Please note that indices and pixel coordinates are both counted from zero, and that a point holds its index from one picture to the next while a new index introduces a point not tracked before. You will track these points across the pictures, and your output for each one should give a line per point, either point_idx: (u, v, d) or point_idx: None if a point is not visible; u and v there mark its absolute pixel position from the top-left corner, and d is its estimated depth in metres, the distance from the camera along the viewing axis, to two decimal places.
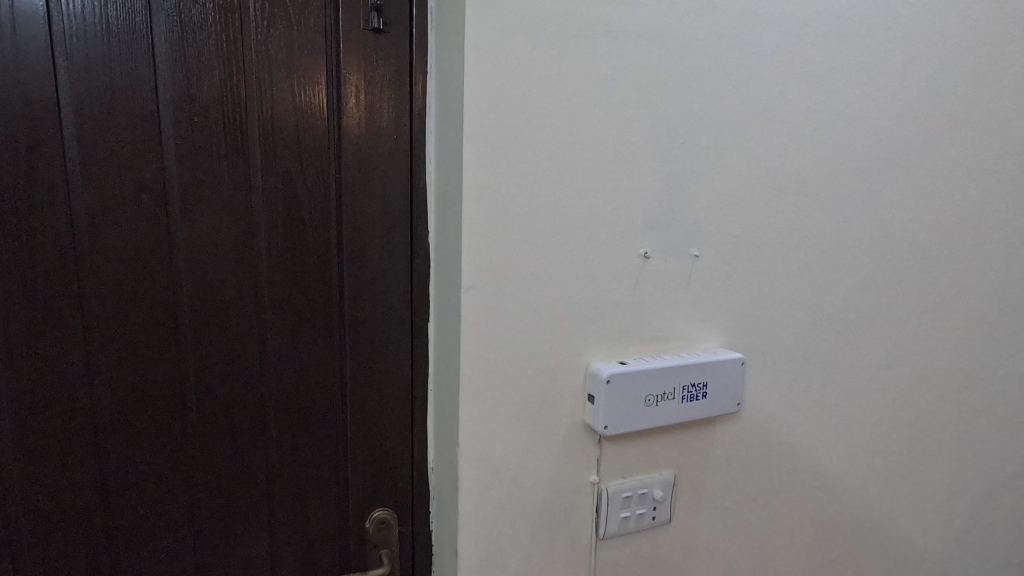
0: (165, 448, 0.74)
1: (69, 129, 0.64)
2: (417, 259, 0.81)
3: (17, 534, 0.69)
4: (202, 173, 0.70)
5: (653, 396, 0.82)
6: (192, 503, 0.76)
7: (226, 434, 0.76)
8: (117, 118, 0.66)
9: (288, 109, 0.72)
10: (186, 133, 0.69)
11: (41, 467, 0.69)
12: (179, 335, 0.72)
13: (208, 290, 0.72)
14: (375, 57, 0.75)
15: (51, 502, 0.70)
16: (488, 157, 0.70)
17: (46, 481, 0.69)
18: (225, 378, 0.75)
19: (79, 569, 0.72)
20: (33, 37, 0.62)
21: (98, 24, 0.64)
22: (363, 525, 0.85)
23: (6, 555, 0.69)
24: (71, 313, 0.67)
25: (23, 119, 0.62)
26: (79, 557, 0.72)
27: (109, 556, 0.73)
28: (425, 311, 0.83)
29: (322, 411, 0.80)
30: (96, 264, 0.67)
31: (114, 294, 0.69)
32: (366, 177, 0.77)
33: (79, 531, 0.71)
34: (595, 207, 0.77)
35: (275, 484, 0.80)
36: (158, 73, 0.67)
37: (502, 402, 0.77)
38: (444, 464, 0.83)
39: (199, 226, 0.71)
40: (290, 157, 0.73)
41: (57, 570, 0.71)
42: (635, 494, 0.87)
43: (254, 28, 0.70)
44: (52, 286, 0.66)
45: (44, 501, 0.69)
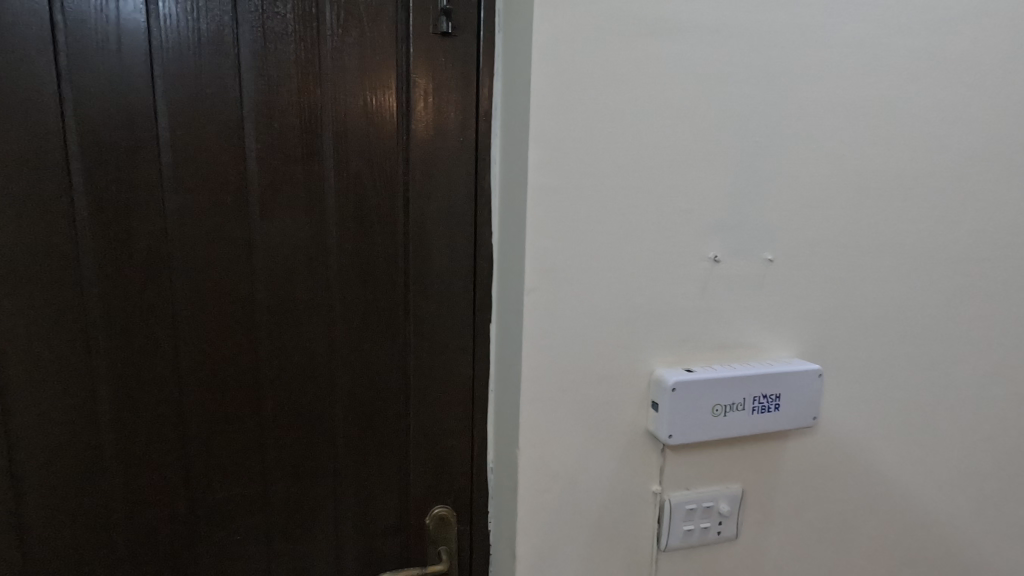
0: (241, 435, 0.78)
1: (163, 136, 0.69)
2: (480, 260, 0.81)
3: (113, 507, 0.75)
4: (279, 175, 0.73)
5: (721, 406, 0.78)
6: (264, 491, 0.80)
7: (296, 425, 0.80)
8: (205, 123, 0.70)
9: (358, 113, 0.75)
10: (265, 138, 0.72)
11: (134, 446, 0.74)
12: (255, 330, 0.76)
13: (282, 286, 0.76)
14: (444, 61, 0.76)
15: (141, 479, 0.75)
16: (553, 157, 0.69)
17: (138, 459, 0.75)
18: (297, 371, 0.78)
19: (164, 544, 0.78)
20: (135, 50, 0.67)
21: (191, 36, 0.68)
22: (423, 521, 0.86)
23: (102, 526, 0.75)
24: (163, 305, 0.72)
25: (125, 126, 0.68)
26: (164, 533, 0.77)
27: (189, 533, 0.78)
28: (487, 312, 0.83)
29: (386, 407, 0.82)
30: (184, 260, 0.72)
31: (199, 290, 0.73)
32: (431, 179, 0.78)
33: (165, 507, 0.77)
34: (663, 209, 0.74)
35: (339, 477, 0.82)
36: (243, 81, 0.71)
37: (563, 405, 0.76)
38: (502, 465, 0.83)
39: (275, 225, 0.74)
40: (360, 159, 0.76)
41: (145, 543, 0.77)
42: (700, 507, 0.84)
43: (329, 36, 0.72)
44: (146, 279, 0.71)
45: (136, 477, 0.75)
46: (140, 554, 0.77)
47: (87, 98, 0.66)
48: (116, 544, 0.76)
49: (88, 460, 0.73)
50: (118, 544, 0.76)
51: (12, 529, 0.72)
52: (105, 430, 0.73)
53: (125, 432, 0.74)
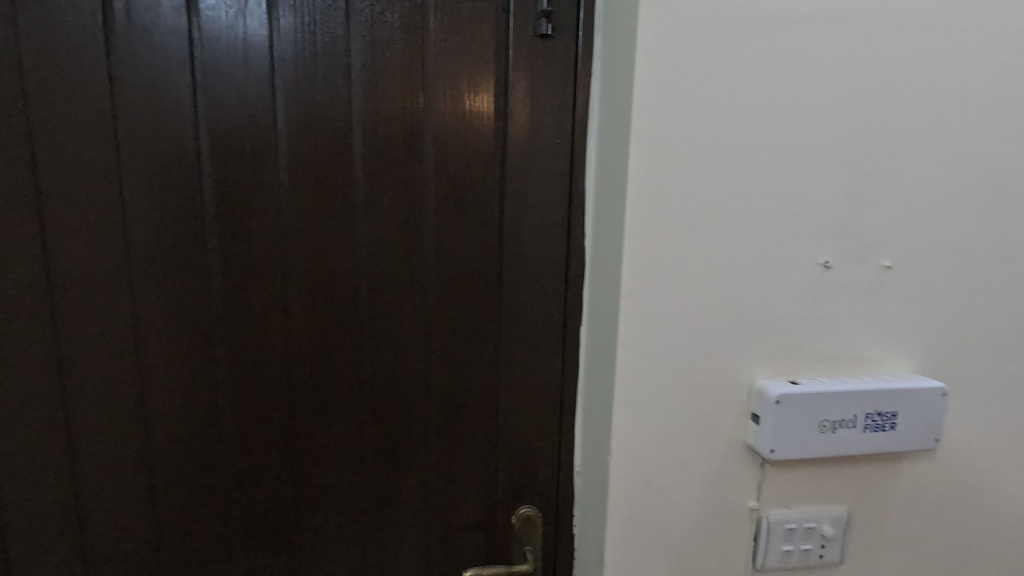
0: (342, 424, 0.81)
1: (281, 142, 0.74)
2: (573, 262, 0.81)
3: (226, 486, 0.80)
4: (383, 177, 0.76)
5: (830, 422, 0.73)
6: (361, 480, 0.82)
7: (393, 418, 0.82)
8: (318, 129, 0.74)
9: (459, 116, 0.77)
10: (372, 142, 0.76)
11: (247, 430, 0.79)
12: (358, 326, 0.79)
13: (383, 284, 0.78)
14: (543, 62, 0.76)
15: (253, 462, 0.80)
16: (656, 159, 0.68)
17: (250, 443, 0.79)
18: (395, 366, 0.81)
19: (269, 525, 0.81)
20: (259, 62, 0.72)
21: (308, 47, 0.72)
22: (510, 520, 0.87)
23: (216, 505, 0.80)
24: (277, 299, 0.77)
25: (249, 132, 0.73)
26: (269, 515, 0.81)
27: (292, 517, 0.82)
28: (578, 314, 0.83)
29: (477, 405, 0.83)
30: (296, 257, 0.77)
31: (308, 286, 0.77)
32: (527, 180, 0.78)
33: (272, 490, 0.81)
34: (770, 211, 0.71)
35: (432, 472, 0.84)
36: (353, 88, 0.74)
37: (658, 412, 0.74)
38: (591, 469, 0.82)
39: (379, 226, 0.77)
40: (459, 162, 0.77)
41: (253, 523, 0.81)
42: (801, 527, 0.79)
43: (433, 42, 0.75)
44: (263, 275, 0.76)
45: (248, 460, 0.80)
46: (248, 535, 0.81)
47: (218, 107, 0.72)
48: (228, 523, 0.80)
49: (208, 440, 0.78)
50: (229, 524, 0.80)
51: (141, 502, 0.78)
52: (223, 414, 0.78)
53: (241, 417, 0.79)
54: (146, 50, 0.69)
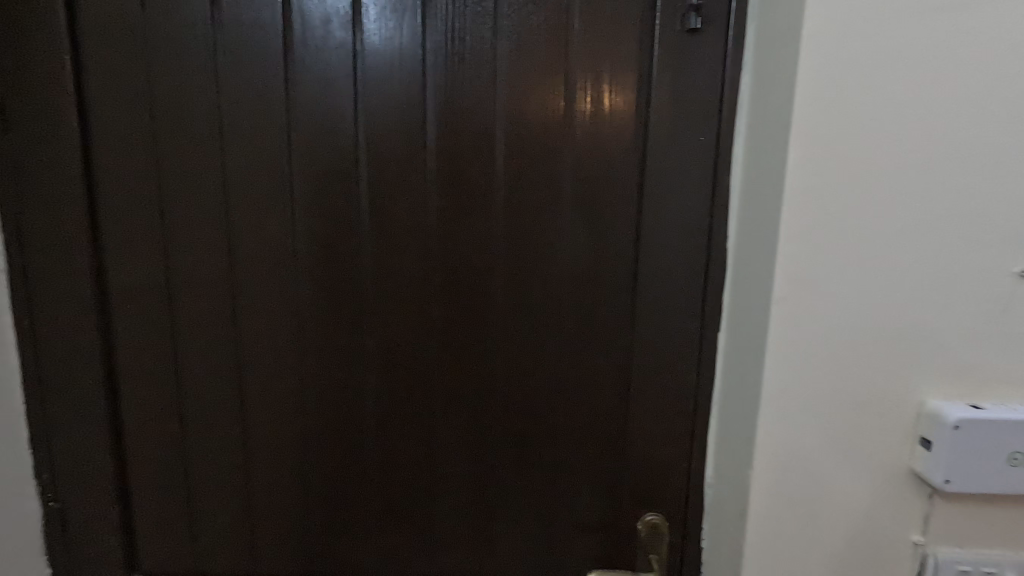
0: (475, 417, 0.83)
1: (429, 144, 0.77)
2: (713, 264, 0.78)
3: (368, 467, 0.85)
4: (523, 177, 0.78)
5: (1021, 455, 0.64)
6: (489, 473, 0.85)
7: (523, 414, 0.83)
8: (464, 131, 0.77)
9: (599, 114, 0.76)
10: (513, 143, 0.77)
11: (388, 417, 0.84)
12: (492, 322, 0.81)
13: (518, 282, 0.80)
14: (689, 57, 0.74)
15: (392, 447, 0.84)
16: (818, 155, 0.63)
17: (390, 429, 0.84)
18: (527, 364, 0.82)
19: (405, 507, 0.86)
20: (413, 69, 0.76)
21: (457, 53, 0.75)
22: (635, 526, 0.85)
23: (359, 484, 0.85)
24: (419, 294, 0.80)
25: (401, 136, 0.77)
26: (405, 498, 0.86)
27: (425, 502, 0.86)
28: (716, 319, 0.79)
29: (606, 406, 0.82)
30: (437, 254, 0.79)
31: (448, 283, 0.80)
32: (667, 179, 0.76)
33: (408, 475, 0.85)
34: (953, 212, 0.63)
35: (558, 470, 0.84)
36: (498, 91, 0.76)
37: (808, 428, 0.69)
38: (725, 482, 0.79)
39: (517, 224, 0.79)
40: (597, 161, 0.77)
41: (390, 504, 0.86)
42: (977, 571, 0.69)
43: (576, 41, 0.75)
44: (407, 271, 0.80)
45: (388, 445, 0.84)
46: (386, 514, 0.86)
47: (374, 112, 0.77)
48: (368, 501, 0.86)
49: (353, 424, 0.84)
50: (369, 502, 0.86)
51: (296, 476, 0.86)
52: (368, 400, 0.83)
53: (383, 404, 0.83)
54: (317, 62, 0.76)
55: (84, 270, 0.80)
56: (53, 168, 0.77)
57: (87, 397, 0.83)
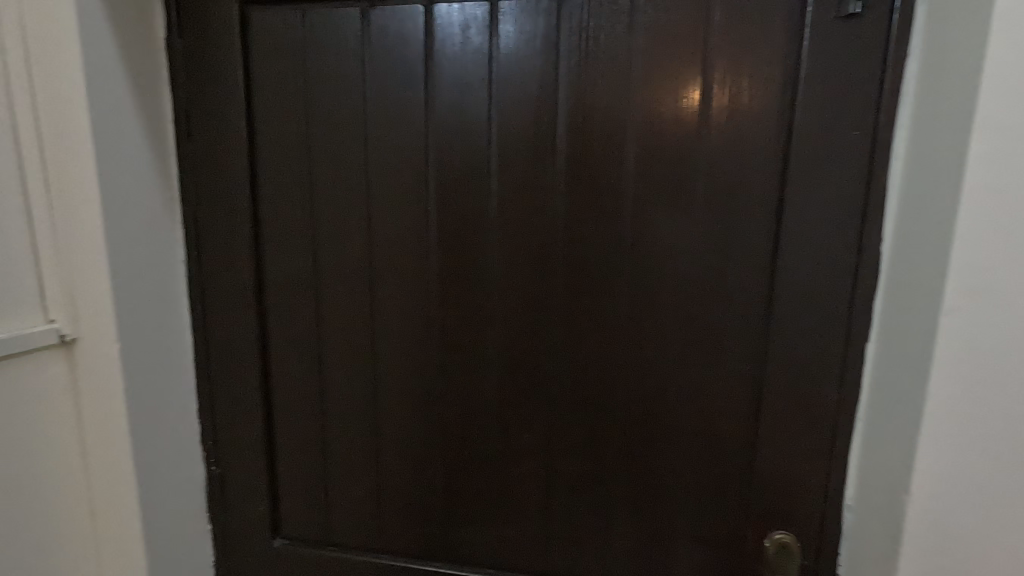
0: (593, 418, 0.83)
1: (560, 144, 0.78)
2: (864, 269, 0.72)
3: (487, 459, 0.88)
4: (654, 176, 0.76)
5: None
6: (606, 474, 0.84)
7: (642, 417, 0.82)
8: (596, 131, 0.76)
9: (739, 109, 0.73)
10: (645, 141, 0.76)
11: (507, 410, 0.86)
12: (615, 323, 0.80)
13: (644, 283, 0.78)
14: (845, 45, 0.68)
15: (510, 441, 0.86)
16: (1007, 149, 0.56)
17: (510, 423, 0.86)
18: (649, 366, 0.80)
19: (521, 501, 0.88)
20: (546, 69, 0.76)
21: (591, 52, 0.75)
22: (761, 544, 0.81)
23: (478, 474, 0.89)
24: (543, 292, 0.82)
25: (533, 137, 0.78)
26: (522, 492, 0.88)
27: (541, 497, 0.87)
28: (864, 328, 0.73)
29: (733, 415, 0.79)
30: (563, 254, 0.80)
31: (573, 282, 0.80)
32: (814, 177, 0.71)
33: (525, 469, 0.87)
34: None
35: (678, 477, 0.82)
36: (632, 89, 0.75)
37: (980, 456, 0.61)
38: (870, 506, 0.72)
39: (645, 225, 0.77)
40: (735, 159, 0.74)
41: (507, 496, 0.88)
42: None
43: (717, 35, 0.72)
44: (532, 269, 0.81)
45: (506, 439, 0.87)
46: (503, 505, 0.89)
47: (507, 114, 0.78)
48: (486, 492, 0.89)
49: (474, 416, 0.87)
50: (487, 492, 0.89)
51: (419, 461, 0.90)
52: (489, 394, 0.86)
53: (502, 399, 0.86)
54: (453, 67, 0.79)
55: (246, 261, 0.90)
56: (225, 171, 0.87)
57: (244, 374, 0.93)
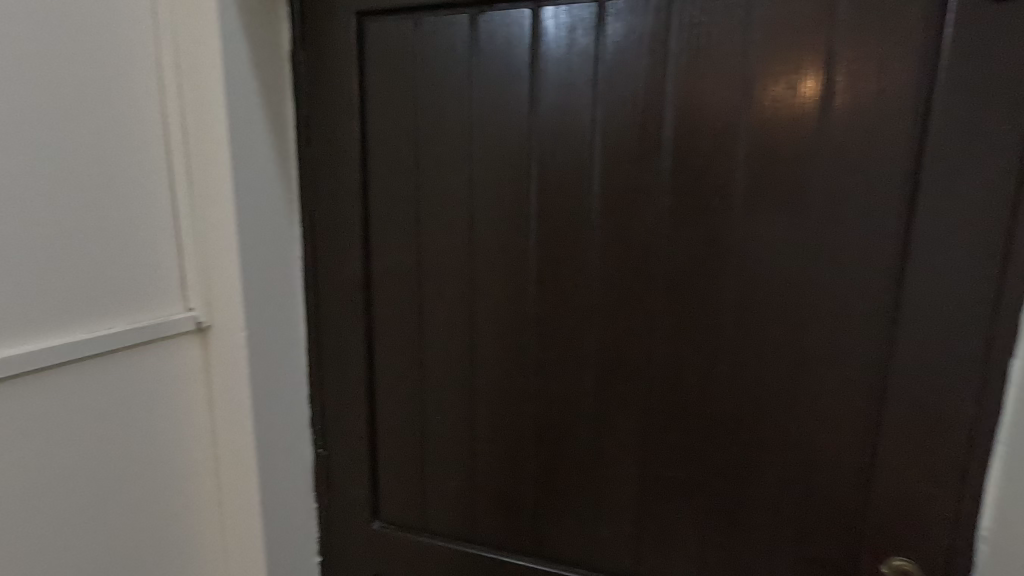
0: (692, 423, 0.81)
1: (666, 143, 0.76)
2: (1010, 277, 0.65)
3: (580, 458, 0.88)
4: (767, 176, 0.73)
5: None
6: (704, 481, 0.82)
7: (745, 425, 0.79)
8: (705, 129, 0.74)
9: (867, 103, 0.68)
10: (759, 139, 0.73)
11: (602, 410, 0.86)
12: (718, 327, 0.78)
13: (752, 286, 0.75)
14: (996, 31, 0.62)
15: (604, 441, 0.86)
16: None
17: (605, 423, 0.86)
18: (754, 373, 0.77)
19: (613, 502, 0.87)
20: (655, 68, 0.75)
21: (703, 48, 0.73)
22: (877, 568, 0.75)
23: (570, 472, 0.89)
24: (642, 293, 0.81)
25: (639, 136, 0.77)
26: (614, 493, 0.87)
27: (634, 500, 0.86)
28: (1009, 342, 0.66)
29: (847, 428, 0.74)
30: (666, 255, 0.79)
31: (675, 283, 0.79)
32: (953, 176, 0.66)
33: (618, 471, 0.86)
34: None
35: (783, 490, 0.78)
36: (746, 85, 0.72)
37: None
38: (1012, 538, 0.66)
39: (755, 226, 0.74)
40: (859, 157, 0.69)
41: (600, 496, 0.88)
42: None
43: (844, 25, 0.68)
44: (633, 269, 0.81)
45: (600, 439, 0.86)
46: (595, 505, 0.89)
47: (612, 114, 0.78)
48: (578, 490, 0.89)
49: (569, 414, 0.88)
50: (579, 491, 0.89)
51: (513, 455, 0.92)
52: (585, 393, 0.86)
53: (598, 398, 0.86)
54: (559, 68, 0.80)
55: (356, 259, 0.95)
56: (339, 172, 0.93)
57: (351, 364, 0.99)
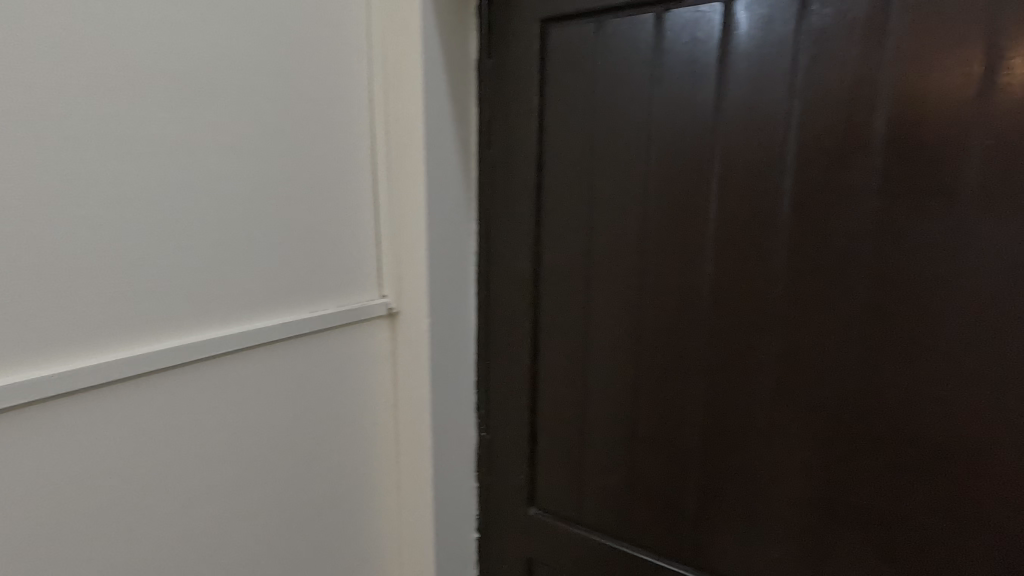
0: (883, 449, 0.73)
1: (877, 142, 0.69)
2: None
3: (745, 472, 0.84)
4: (1009, 176, 0.63)
5: None
6: (893, 515, 0.74)
7: (953, 459, 0.69)
8: (927, 125, 0.66)
9: None
10: (1000, 134, 0.63)
11: (775, 425, 0.81)
12: (927, 346, 0.69)
13: (976, 303, 0.66)
14: None
15: (774, 458, 0.81)
16: None
17: (777, 439, 0.81)
18: (972, 401, 0.67)
19: (782, 525, 0.82)
20: (868, 58, 0.69)
21: (931, 34, 0.65)
22: None
23: (734, 486, 0.86)
24: (833, 303, 0.74)
25: (842, 134, 0.71)
26: (783, 515, 0.82)
27: (806, 525, 0.80)
28: None
29: None
30: (864, 264, 0.72)
31: (874, 295, 0.72)
32: None
33: (789, 491, 0.81)
34: None
35: (999, 539, 0.68)
36: (987, 73, 0.63)
37: None
38: None
39: (987, 234, 0.65)
40: None
41: (766, 516, 0.84)
42: None
43: None
44: (822, 277, 0.75)
45: (770, 455, 0.82)
46: (759, 524, 0.84)
47: (812, 110, 0.73)
48: (741, 506, 0.85)
49: (736, 425, 0.84)
50: (743, 507, 0.85)
51: (672, 461, 0.91)
52: (757, 405, 0.82)
53: (771, 413, 0.81)
54: (751, 64, 0.76)
55: (526, 255, 1.00)
56: (516, 174, 0.98)
57: (517, 356, 1.05)
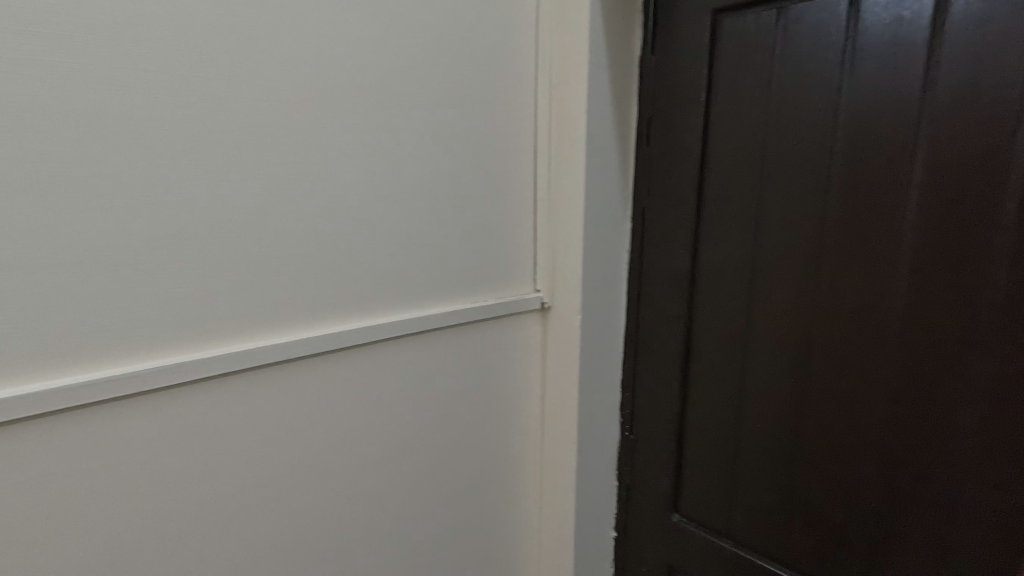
0: None
1: None
2: None
3: (940, 505, 0.75)
4: None
5: None
6: None
7: None
8: None
9: None
10: None
11: (983, 458, 0.71)
12: None
13: None
14: None
15: (981, 494, 0.71)
16: None
17: (985, 473, 0.71)
18: None
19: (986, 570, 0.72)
20: None
21: None
22: None
23: (924, 519, 0.76)
24: None
25: None
26: (989, 559, 0.72)
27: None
28: None
29: None
30: None
31: None
32: None
33: (996, 533, 0.70)
34: None
35: None
36: None
37: None
38: None
39: None
40: None
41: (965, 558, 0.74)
42: None
43: None
44: None
45: (975, 490, 0.72)
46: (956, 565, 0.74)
47: None
48: (934, 544, 0.76)
49: (929, 452, 0.75)
50: (935, 546, 0.76)
51: (844, 483, 0.83)
52: (959, 433, 0.72)
53: (978, 442, 0.71)
54: (973, 43, 0.66)
55: (684, 255, 0.97)
56: (677, 171, 0.96)
57: (668, 358, 1.03)
